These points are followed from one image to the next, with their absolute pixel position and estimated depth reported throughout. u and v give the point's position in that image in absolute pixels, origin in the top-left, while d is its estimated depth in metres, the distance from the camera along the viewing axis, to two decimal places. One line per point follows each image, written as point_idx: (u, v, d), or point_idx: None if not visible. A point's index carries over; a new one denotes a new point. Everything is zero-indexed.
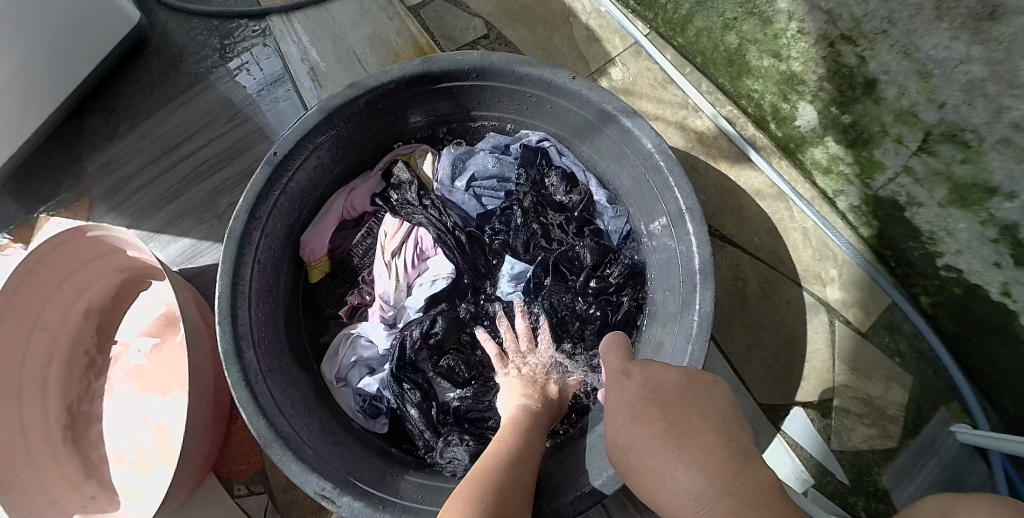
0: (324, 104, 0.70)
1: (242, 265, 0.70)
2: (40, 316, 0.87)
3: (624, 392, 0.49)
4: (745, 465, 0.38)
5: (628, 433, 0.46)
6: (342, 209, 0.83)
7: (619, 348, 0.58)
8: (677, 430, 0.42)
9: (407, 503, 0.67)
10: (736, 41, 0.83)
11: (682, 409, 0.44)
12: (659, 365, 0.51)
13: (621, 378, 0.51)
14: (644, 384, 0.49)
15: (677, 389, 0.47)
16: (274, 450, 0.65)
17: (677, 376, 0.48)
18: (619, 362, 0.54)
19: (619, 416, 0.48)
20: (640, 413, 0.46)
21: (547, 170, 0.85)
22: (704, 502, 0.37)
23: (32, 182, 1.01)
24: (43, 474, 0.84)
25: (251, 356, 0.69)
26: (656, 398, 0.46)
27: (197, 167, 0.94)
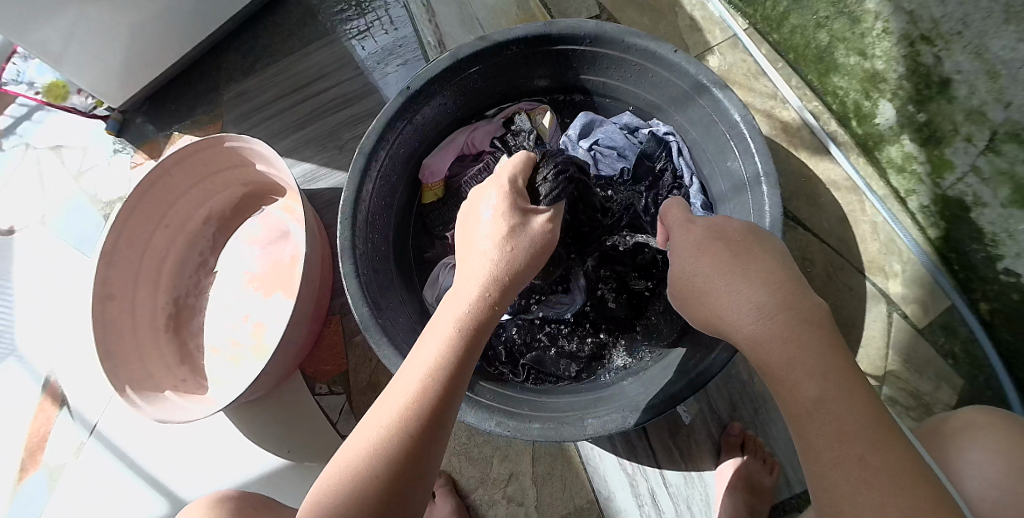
0: (456, 51, 0.81)
1: (367, 173, 0.79)
2: (167, 214, 0.99)
3: (691, 232, 0.54)
4: (799, 290, 0.46)
5: (693, 260, 0.51)
6: (463, 143, 0.94)
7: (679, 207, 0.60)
8: (741, 258, 0.49)
9: (480, 398, 0.73)
10: (827, 38, 0.92)
11: (745, 246, 0.50)
12: (722, 215, 0.55)
13: (685, 225, 0.56)
14: (709, 228, 0.53)
15: (737, 232, 0.52)
16: (372, 335, 0.71)
17: (738, 225, 0.54)
18: (682, 215, 0.58)
19: (684, 247, 0.53)
20: (705, 245, 0.51)
21: (662, 165, 0.94)
22: (764, 313, 0.45)
23: (169, 103, 1.14)
24: (142, 351, 0.93)
25: (360, 253, 0.76)
26: (721, 236, 0.52)
27: (324, 105, 1.07)
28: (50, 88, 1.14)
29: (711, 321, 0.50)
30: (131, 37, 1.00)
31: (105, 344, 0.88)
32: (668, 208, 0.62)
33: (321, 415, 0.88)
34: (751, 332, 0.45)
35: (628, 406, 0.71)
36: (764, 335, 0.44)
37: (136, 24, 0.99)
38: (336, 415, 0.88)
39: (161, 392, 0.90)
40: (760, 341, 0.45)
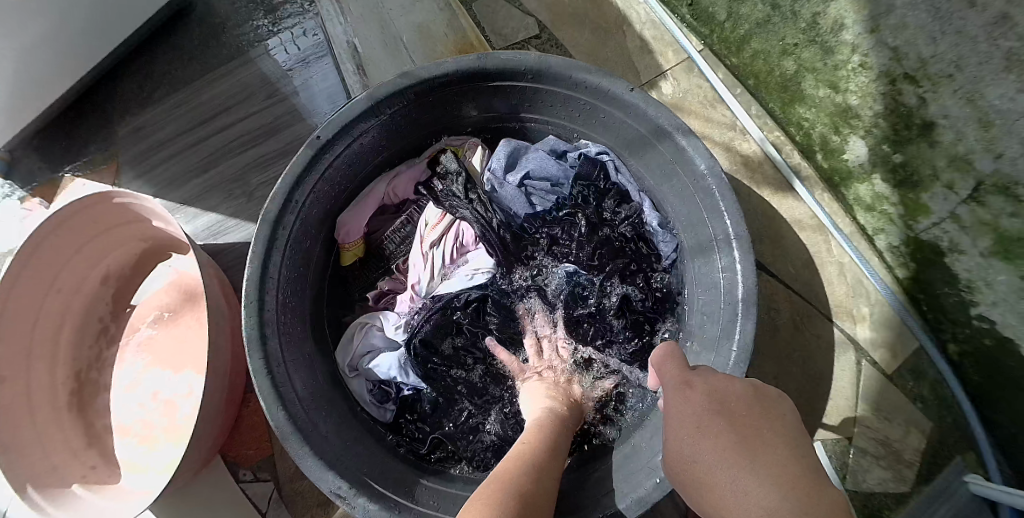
0: (374, 92, 0.68)
1: (274, 246, 0.67)
2: (59, 278, 0.86)
3: (692, 404, 0.50)
4: (819, 487, 0.37)
5: (696, 444, 0.46)
6: (382, 194, 0.82)
7: (675, 362, 0.57)
8: (746, 441, 0.43)
9: (421, 510, 0.66)
10: (794, 67, 0.82)
11: (751, 425, 0.45)
12: (723, 377, 0.52)
13: (686, 391, 0.52)
14: (710, 397, 0.50)
15: (743, 404, 0.48)
16: (291, 444, 0.62)
17: (742, 391, 0.49)
18: (679, 376, 0.55)
19: (686, 427, 0.48)
20: (709, 424, 0.47)
21: (604, 185, 0.82)
22: (776, 516, 0.35)
23: (59, 141, 0.99)
24: (45, 437, 0.82)
25: (273, 344, 0.66)
26: (723, 409, 0.47)
27: (231, 142, 0.94)
28: None
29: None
30: (15, 86, 0.86)
31: (5, 436, 0.77)
32: (661, 362, 0.59)
33: (249, 504, 0.80)
34: None
35: (593, 513, 0.64)
36: None
37: (24, 69, 0.85)
38: (265, 505, 0.80)
39: (68, 486, 0.80)
40: None
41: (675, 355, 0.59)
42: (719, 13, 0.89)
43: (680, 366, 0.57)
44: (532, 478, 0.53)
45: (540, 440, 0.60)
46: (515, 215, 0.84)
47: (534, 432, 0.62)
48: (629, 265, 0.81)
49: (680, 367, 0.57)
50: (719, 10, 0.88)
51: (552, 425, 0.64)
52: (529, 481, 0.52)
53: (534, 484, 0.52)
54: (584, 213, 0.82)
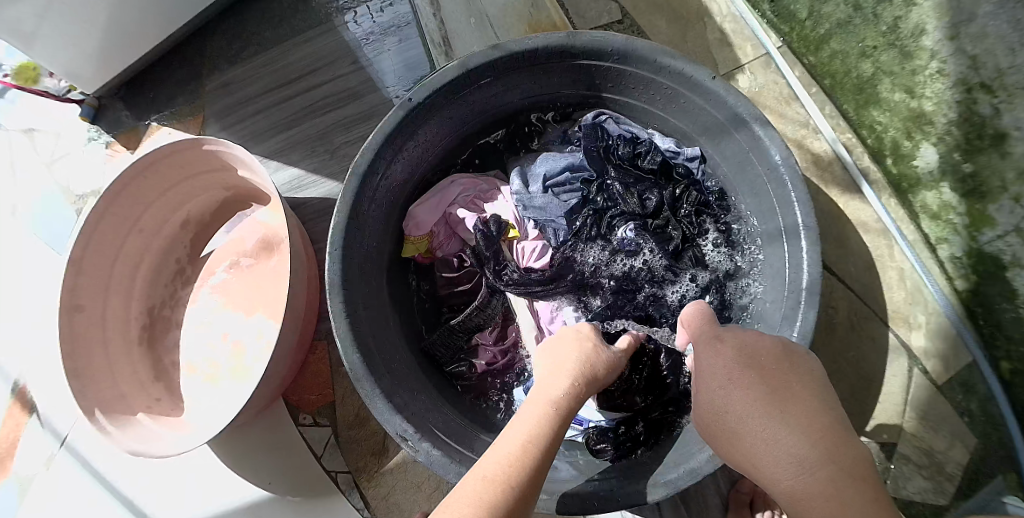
0: (466, 61, 0.72)
1: (361, 199, 0.71)
2: (142, 217, 0.91)
3: (721, 358, 0.52)
4: (843, 439, 0.42)
5: (729, 395, 0.49)
6: (456, 195, 0.87)
7: (706, 321, 0.59)
8: (779, 396, 0.46)
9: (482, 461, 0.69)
10: (870, 70, 0.85)
11: (782, 379, 0.48)
12: (752, 333, 0.54)
13: (714, 344, 0.54)
14: (741, 351, 0.52)
15: (775, 360, 0.50)
16: (363, 385, 0.65)
17: (775, 348, 0.52)
18: (712, 331, 0.56)
19: (719, 379, 0.51)
20: (743, 377, 0.49)
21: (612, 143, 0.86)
22: (805, 466, 0.41)
23: (149, 91, 1.05)
24: (114, 368, 0.87)
25: (353, 288, 0.70)
26: (754, 364, 0.50)
27: (316, 102, 0.99)
28: (20, 71, 1.03)
29: (746, 466, 0.47)
30: (106, 29, 0.91)
31: (75, 362, 0.81)
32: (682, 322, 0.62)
33: (305, 448, 0.83)
34: (792, 484, 0.41)
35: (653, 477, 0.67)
36: (805, 488, 0.40)
37: (116, 11, 0.90)
38: (320, 449, 0.83)
39: (133, 414, 0.84)
40: (799, 495, 0.40)
41: (697, 314, 0.61)
42: (801, 11, 0.90)
43: (710, 324, 0.59)
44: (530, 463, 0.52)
45: (543, 426, 0.55)
46: (553, 216, 0.84)
47: (548, 403, 0.57)
48: (691, 202, 0.86)
49: (709, 325, 0.58)
50: (801, 8, 0.89)
51: (563, 399, 0.59)
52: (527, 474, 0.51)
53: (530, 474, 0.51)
54: (616, 177, 0.86)
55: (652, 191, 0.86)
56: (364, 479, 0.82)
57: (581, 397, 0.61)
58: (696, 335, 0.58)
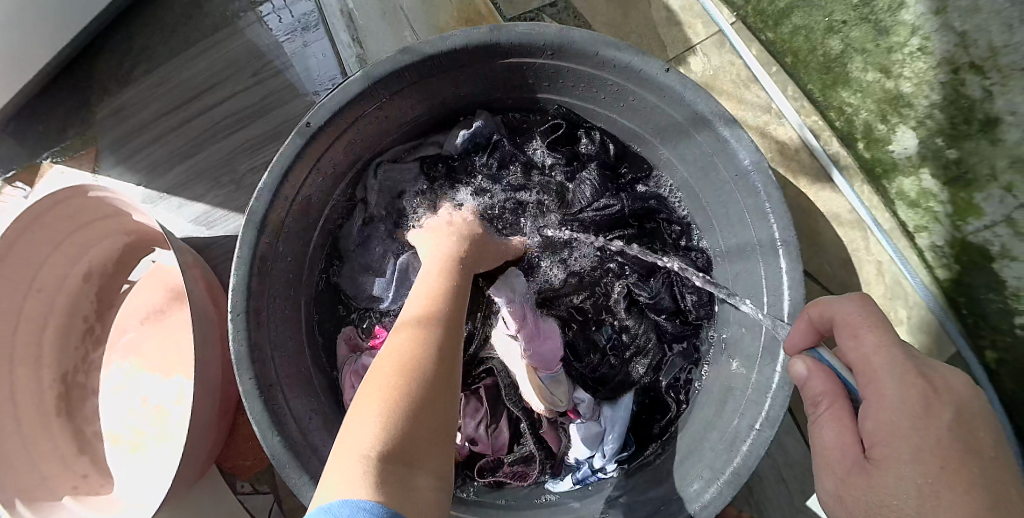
0: (370, 71, 0.60)
1: (260, 251, 0.61)
2: (37, 277, 0.80)
3: (929, 427, 0.38)
4: None
5: (923, 500, 0.36)
6: None
7: (882, 336, 0.42)
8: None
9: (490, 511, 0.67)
10: (839, 46, 0.74)
11: (996, 476, 0.37)
12: (951, 377, 0.41)
13: (924, 397, 0.39)
14: (956, 420, 0.39)
15: (983, 438, 0.39)
16: (288, 472, 0.58)
17: (986, 418, 0.40)
18: (910, 368, 0.40)
19: (918, 458, 0.37)
20: (952, 471, 0.37)
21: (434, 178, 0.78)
22: None
23: (36, 123, 0.92)
24: (32, 447, 0.79)
25: (265, 361, 0.61)
26: (969, 448, 0.38)
27: (219, 123, 0.86)
28: None
29: None
30: None
31: None
32: (850, 336, 0.43)
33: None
34: None
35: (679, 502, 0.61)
36: None
37: None
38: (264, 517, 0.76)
39: (57, 499, 0.76)
40: None
41: (864, 311, 0.43)
42: None
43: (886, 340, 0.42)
44: (427, 371, 0.47)
45: (421, 342, 0.50)
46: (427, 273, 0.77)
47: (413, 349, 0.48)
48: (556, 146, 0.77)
49: (894, 345, 0.41)
50: None
51: (438, 317, 0.53)
52: (430, 378, 0.46)
53: (433, 386, 0.46)
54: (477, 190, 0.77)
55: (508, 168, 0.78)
56: None
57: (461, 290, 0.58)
58: (867, 358, 0.41)
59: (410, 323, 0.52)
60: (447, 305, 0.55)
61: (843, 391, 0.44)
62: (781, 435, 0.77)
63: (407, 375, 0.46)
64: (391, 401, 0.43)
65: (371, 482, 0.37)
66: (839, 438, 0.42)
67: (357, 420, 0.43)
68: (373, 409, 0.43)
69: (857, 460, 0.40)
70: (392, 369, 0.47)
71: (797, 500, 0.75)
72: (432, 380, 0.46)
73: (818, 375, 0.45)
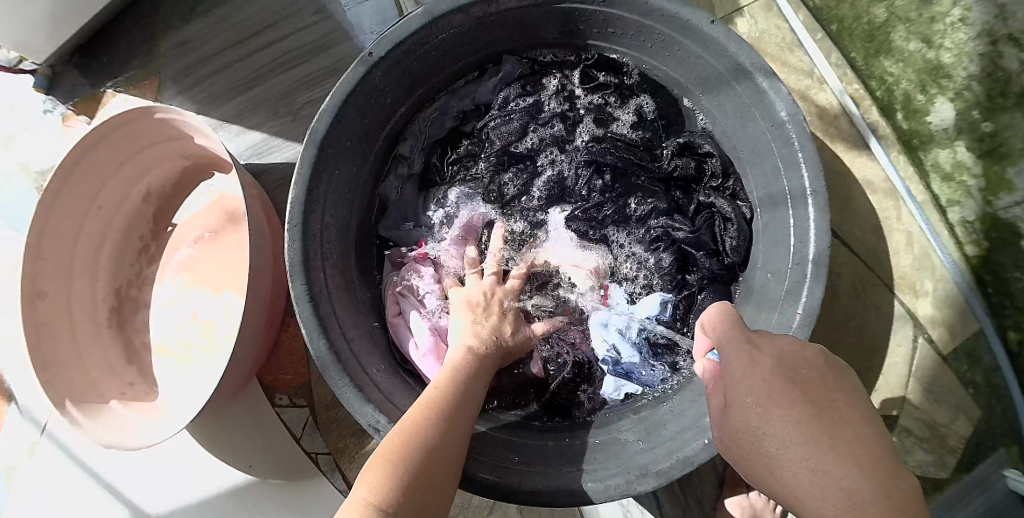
0: (433, 7, 0.65)
1: (320, 168, 0.65)
2: (100, 195, 0.85)
3: (756, 371, 0.43)
4: (897, 468, 0.35)
5: (760, 423, 0.40)
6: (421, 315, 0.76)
7: (729, 324, 0.49)
8: (827, 419, 0.38)
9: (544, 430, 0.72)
10: (884, 15, 0.77)
11: (828, 395, 0.40)
12: (788, 338, 0.46)
13: (750, 352, 0.44)
14: (780, 359, 0.43)
15: (818, 371, 0.42)
16: (331, 375, 0.62)
17: (813, 357, 0.43)
18: (741, 335, 0.47)
19: (749, 392, 0.42)
20: (774, 395, 0.40)
21: (473, 118, 0.83)
22: (855, 500, 0.33)
23: (104, 55, 0.97)
24: (83, 354, 0.83)
25: (317, 269, 0.65)
26: (796, 377, 0.41)
27: (279, 58, 0.91)
28: None
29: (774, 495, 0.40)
30: None
31: (42, 351, 0.77)
32: (711, 329, 0.50)
33: (282, 429, 0.80)
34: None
35: (633, 469, 0.62)
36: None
37: None
38: (299, 430, 0.80)
39: (106, 402, 0.81)
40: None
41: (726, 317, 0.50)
42: None
43: (734, 325, 0.49)
44: (436, 441, 0.51)
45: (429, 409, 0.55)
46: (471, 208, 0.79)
47: (416, 419, 0.53)
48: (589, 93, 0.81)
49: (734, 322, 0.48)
50: None
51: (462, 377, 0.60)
52: (436, 434, 0.52)
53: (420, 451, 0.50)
54: (516, 126, 0.79)
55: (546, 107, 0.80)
56: (345, 460, 0.80)
57: (475, 377, 0.60)
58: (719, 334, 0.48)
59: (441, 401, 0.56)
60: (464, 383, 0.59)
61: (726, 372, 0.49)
62: None
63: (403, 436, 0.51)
64: (389, 458, 0.49)
65: None
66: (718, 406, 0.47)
67: (365, 469, 0.49)
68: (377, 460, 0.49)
69: (722, 414, 0.45)
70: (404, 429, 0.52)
71: None
72: (423, 463, 0.49)
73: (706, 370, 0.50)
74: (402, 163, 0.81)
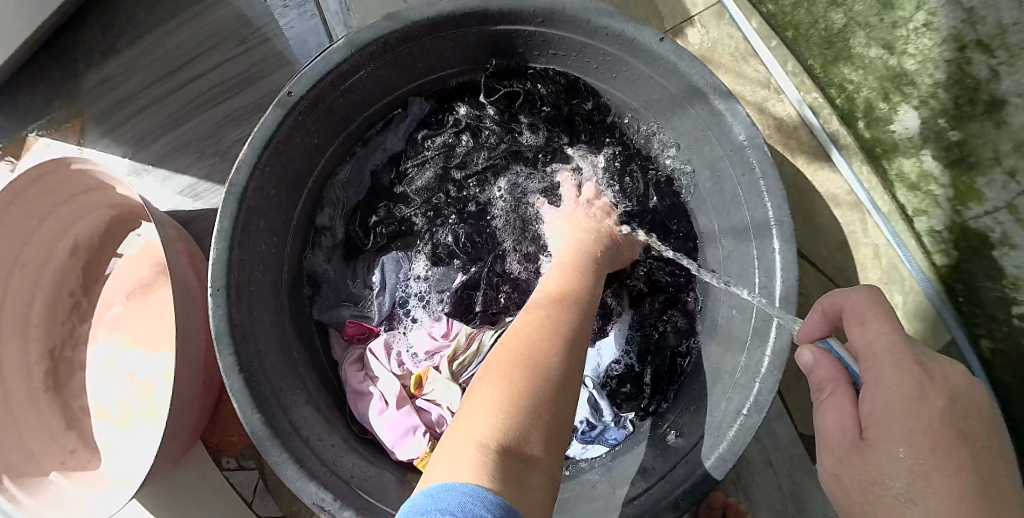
0: (355, 38, 0.58)
1: (240, 225, 0.59)
2: (23, 250, 0.79)
3: (924, 411, 0.36)
4: None
5: (913, 481, 0.35)
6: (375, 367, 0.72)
7: (879, 323, 0.40)
8: (990, 499, 0.34)
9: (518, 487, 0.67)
10: (842, 20, 0.72)
11: (989, 464, 0.35)
12: (953, 367, 0.38)
13: (919, 382, 0.37)
14: (955, 405, 0.36)
15: (984, 428, 0.36)
16: (268, 452, 0.57)
17: (979, 402, 0.38)
18: (907, 354, 0.38)
19: (909, 442, 0.36)
20: (943, 453, 0.35)
21: (386, 172, 0.78)
22: None
23: (16, 96, 0.89)
24: (18, 422, 0.78)
25: (245, 338, 0.60)
26: (965, 433, 0.36)
27: (205, 92, 0.85)
28: None
29: None
30: None
31: None
32: (856, 322, 0.41)
33: (232, 493, 0.77)
34: None
35: None
36: None
37: None
38: (250, 493, 0.77)
39: (45, 474, 0.76)
40: None
41: (877, 302, 0.41)
42: None
43: (891, 327, 0.40)
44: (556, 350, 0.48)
45: (558, 318, 0.52)
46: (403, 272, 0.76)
47: (542, 323, 0.51)
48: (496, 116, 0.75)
49: (899, 332, 0.39)
50: None
51: (573, 296, 0.55)
52: (565, 339, 0.49)
53: (555, 371, 0.46)
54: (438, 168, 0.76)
55: (465, 142, 0.76)
56: None
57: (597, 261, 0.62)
58: (865, 338, 0.40)
59: (556, 287, 0.56)
60: (585, 280, 0.58)
61: (846, 378, 0.42)
62: (769, 419, 0.77)
63: (532, 354, 0.47)
64: (512, 374, 0.45)
65: (485, 468, 0.36)
66: (842, 419, 0.41)
67: (479, 392, 0.45)
68: (493, 386, 0.44)
69: (854, 441, 0.39)
70: (536, 328, 0.50)
71: (784, 485, 0.75)
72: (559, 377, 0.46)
73: (823, 363, 0.43)
74: (324, 242, 0.76)
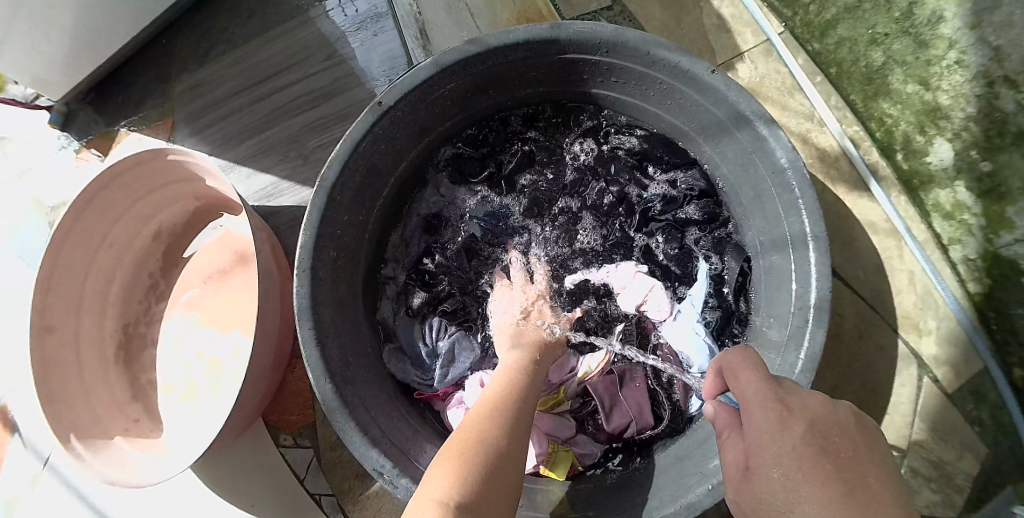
0: (441, 58, 0.66)
1: (329, 214, 0.66)
2: (111, 232, 0.87)
3: (787, 434, 0.38)
4: None
5: (789, 493, 0.35)
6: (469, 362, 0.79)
7: (746, 371, 0.45)
8: (860, 501, 0.33)
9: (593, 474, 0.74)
10: (881, 58, 0.79)
11: (858, 469, 0.35)
12: (810, 394, 0.42)
13: (780, 412, 0.40)
14: (811, 424, 0.38)
15: (846, 437, 0.37)
16: (337, 420, 0.61)
17: (846, 419, 0.39)
18: (769, 392, 0.42)
19: (779, 462, 0.37)
20: (807, 467, 0.35)
21: (441, 214, 0.86)
22: None
23: (116, 95, 0.99)
24: (89, 389, 0.84)
25: (324, 315, 0.65)
26: (828, 448, 0.36)
27: (290, 102, 0.94)
28: None
29: None
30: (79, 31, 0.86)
31: (48, 385, 0.77)
32: (732, 378, 0.47)
33: (287, 470, 0.81)
34: None
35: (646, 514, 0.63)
36: None
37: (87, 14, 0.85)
38: (304, 471, 0.81)
39: (110, 437, 0.81)
40: None
41: (746, 360, 0.47)
42: None
43: (755, 372, 0.45)
44: (499, 439, 0.52)
45: (501, 410, 0.57)
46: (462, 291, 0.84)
47: (484, 417, 0.55)
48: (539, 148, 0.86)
49: (764, 379, 0.44)
50: None
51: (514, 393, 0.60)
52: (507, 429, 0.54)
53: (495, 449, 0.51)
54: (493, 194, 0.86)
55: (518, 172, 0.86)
56: (349, 502, 0.80)
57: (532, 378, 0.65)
58: (738, 387, 0.45)
59: (499, 390, 0.61)
60: (528, 378, 0.64)
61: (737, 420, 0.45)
62: None
63: (480, 436, 0.52)
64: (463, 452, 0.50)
65: None
66: (736, 460, 0.43)
67: (432, 470, 0.49)
68: (445, 466, 0.49)
69: (743, 475, 0.41)
70: (471, 425, 0.55)
71: None
72: (499, 453, 0.51)
73: (721, 411, 0.47)
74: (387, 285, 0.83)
